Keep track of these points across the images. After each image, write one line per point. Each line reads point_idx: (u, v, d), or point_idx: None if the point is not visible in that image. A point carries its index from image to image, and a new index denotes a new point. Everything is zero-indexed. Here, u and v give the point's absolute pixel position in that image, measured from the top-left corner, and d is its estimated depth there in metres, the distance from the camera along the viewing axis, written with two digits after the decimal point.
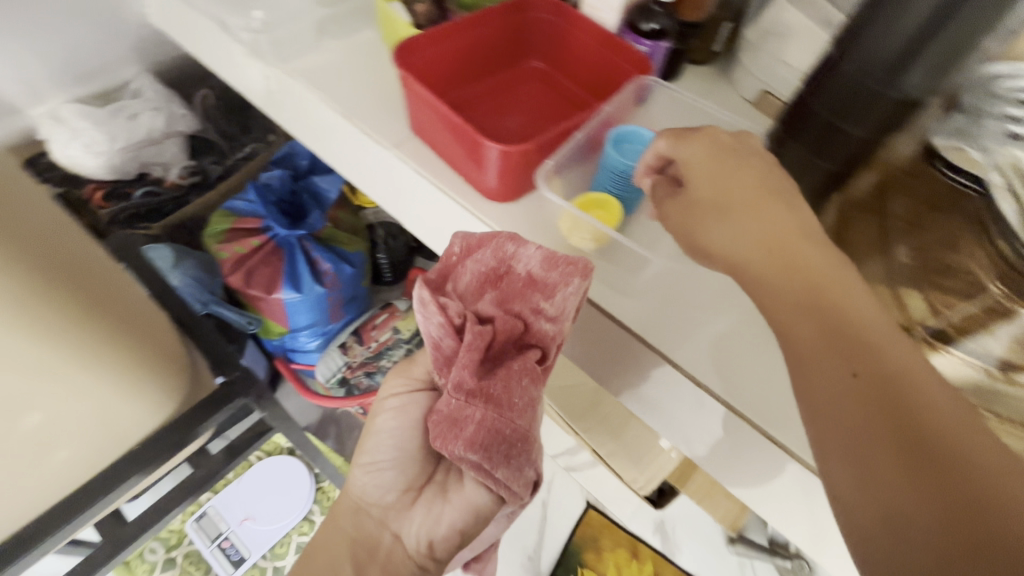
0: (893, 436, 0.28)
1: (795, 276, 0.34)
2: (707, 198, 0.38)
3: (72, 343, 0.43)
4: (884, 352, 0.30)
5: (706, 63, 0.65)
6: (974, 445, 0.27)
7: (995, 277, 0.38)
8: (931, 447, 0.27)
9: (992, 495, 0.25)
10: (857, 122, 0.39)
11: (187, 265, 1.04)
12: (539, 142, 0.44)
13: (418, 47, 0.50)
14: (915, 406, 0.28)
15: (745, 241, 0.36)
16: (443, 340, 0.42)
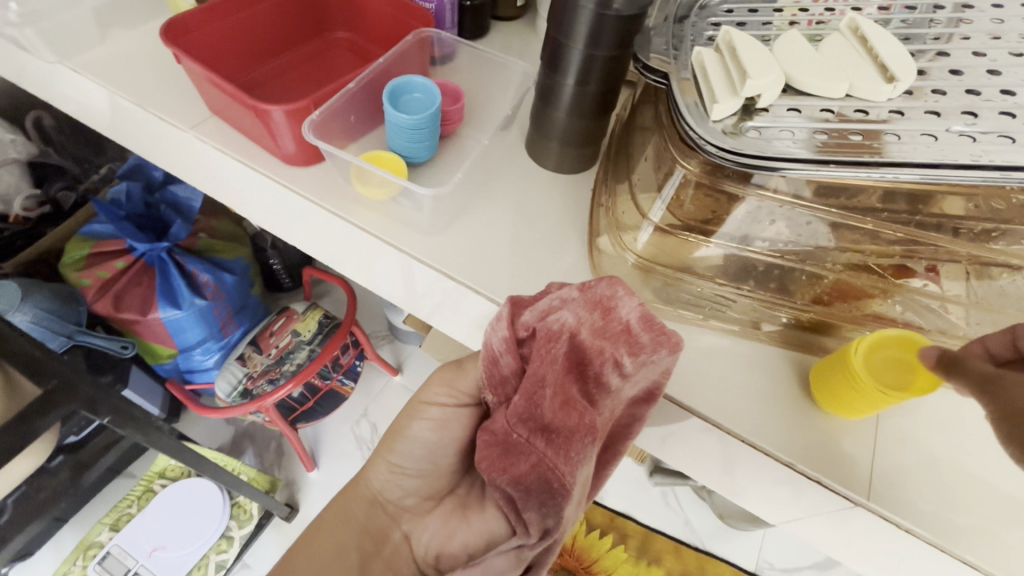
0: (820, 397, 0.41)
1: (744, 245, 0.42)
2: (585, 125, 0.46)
3: None
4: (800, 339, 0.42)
5: (515, 19, 0.68)
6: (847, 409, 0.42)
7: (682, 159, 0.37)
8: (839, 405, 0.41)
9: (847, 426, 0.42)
10: (597, 46, 0.43)
11: (38, 300, 0.95)
12: (317, 98, 0.45)
13: (193, 25, 0.50)
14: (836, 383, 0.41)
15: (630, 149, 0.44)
16: (503, 356, 0.39)
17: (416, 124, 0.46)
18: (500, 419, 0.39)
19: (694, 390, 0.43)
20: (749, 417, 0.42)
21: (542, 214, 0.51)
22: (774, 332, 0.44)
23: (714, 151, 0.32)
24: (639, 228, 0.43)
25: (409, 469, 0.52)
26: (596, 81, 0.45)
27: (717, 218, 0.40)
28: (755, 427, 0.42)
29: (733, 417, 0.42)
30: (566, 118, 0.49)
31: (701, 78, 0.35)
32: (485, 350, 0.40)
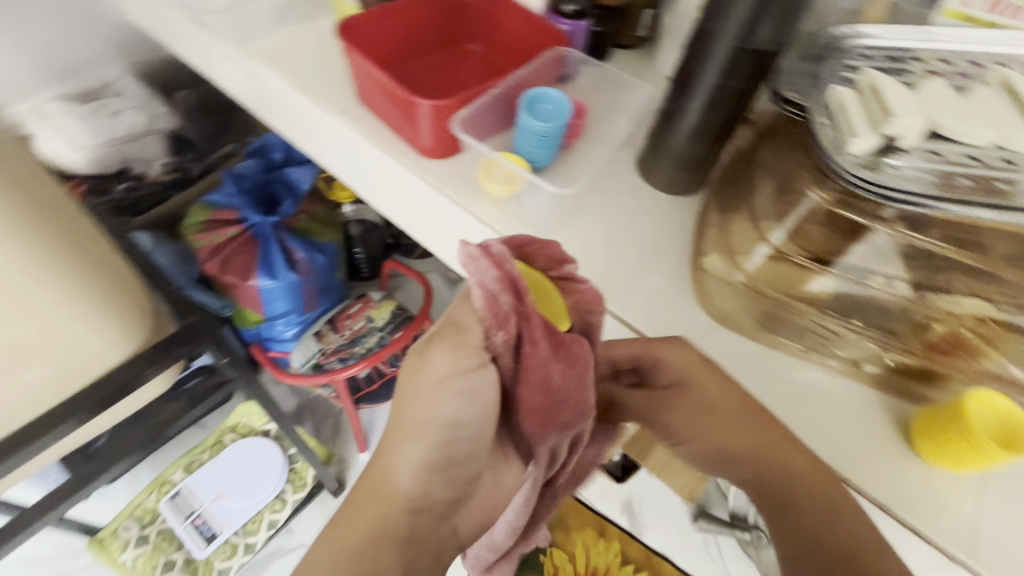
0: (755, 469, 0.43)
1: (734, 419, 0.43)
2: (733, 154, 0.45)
3: (55, 272, 0.44)
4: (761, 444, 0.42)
5: (634, 48, 0.72)
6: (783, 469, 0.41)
7: (813, 184, 0.39)
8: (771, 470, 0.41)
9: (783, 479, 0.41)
10: (732, 76, 0.45)
11: (164, 251, 1.11)
12: (462, 98, 0.50)
13: (360, 26, 0.56)
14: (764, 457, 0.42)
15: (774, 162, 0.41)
16: (500, 295, 0.36)
17: (545, 132, 0.50)
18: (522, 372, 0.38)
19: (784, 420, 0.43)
20: (844, 454, 0.42)
21: (647, 232, 0.53)
22: (875, 374, 0.44)
23: (853, 181, 0.34)
24: (756, 252, 0.44)
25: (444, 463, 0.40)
26: (723, 109, 0.48)
27: (838, 248, 0.41)
28: (855, 468, 0.41)
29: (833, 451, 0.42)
30: (685, 142, 0.51)
31: (841, 118, 0.36)
32: (481, 295, 0.36)
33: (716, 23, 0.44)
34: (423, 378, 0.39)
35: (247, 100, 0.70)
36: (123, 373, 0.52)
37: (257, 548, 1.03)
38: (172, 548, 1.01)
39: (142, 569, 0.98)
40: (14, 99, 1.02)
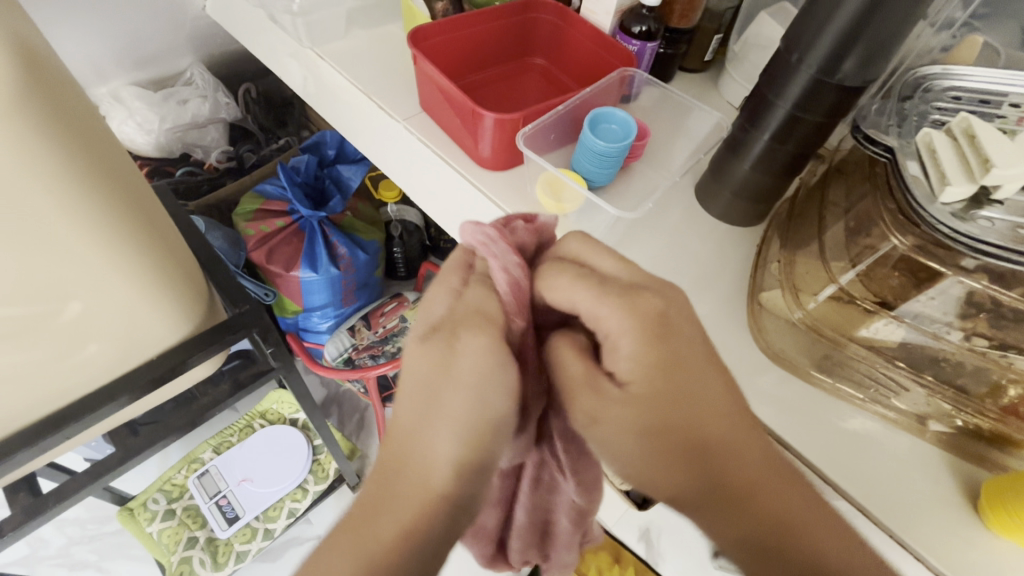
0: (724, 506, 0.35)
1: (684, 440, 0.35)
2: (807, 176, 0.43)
3: (129, 254, 0.45)
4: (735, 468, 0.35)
5: (698, 72, 0.71)
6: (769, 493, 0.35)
7: (897, 231, 0.38)
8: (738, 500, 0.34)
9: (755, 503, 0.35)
10: (809, 110, 0.44)
11: (216, 236, 1.12)
12: (527, 113, 0.50)
13: (431, 35, 0.58)
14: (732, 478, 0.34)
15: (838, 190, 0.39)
16: (520, 277, 0.39)
17: (607, 151, 0.49)
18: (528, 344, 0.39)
19: (840, 470, 0.41)
20: (905, 512, 0.39)
21: (704, 259, 0.51)
22: (942, 433, 0.41)
23: (944, 231, 0.32)
24: (822, 293, 0.43)
25: (481, 456, 0.36)
26: (796, 142, 0.46)
27: (906, 296, 0.39)
28: (920, 534, 0.39)
29: (891, 509, 0.39)
30: (751, 172, 0.50)
31: (931, 168, 0.35)
32: (504, 276, 0.38)
33: (796, 55, 0.43)
34: (453, 368, 0.36)
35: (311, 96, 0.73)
36: (175, 355, 0.53)
37: (275, 535, 1.04)
38: (194, 527, 1.03)
39: (166, 543, 1.00)
40: (94, 82, 1.07)
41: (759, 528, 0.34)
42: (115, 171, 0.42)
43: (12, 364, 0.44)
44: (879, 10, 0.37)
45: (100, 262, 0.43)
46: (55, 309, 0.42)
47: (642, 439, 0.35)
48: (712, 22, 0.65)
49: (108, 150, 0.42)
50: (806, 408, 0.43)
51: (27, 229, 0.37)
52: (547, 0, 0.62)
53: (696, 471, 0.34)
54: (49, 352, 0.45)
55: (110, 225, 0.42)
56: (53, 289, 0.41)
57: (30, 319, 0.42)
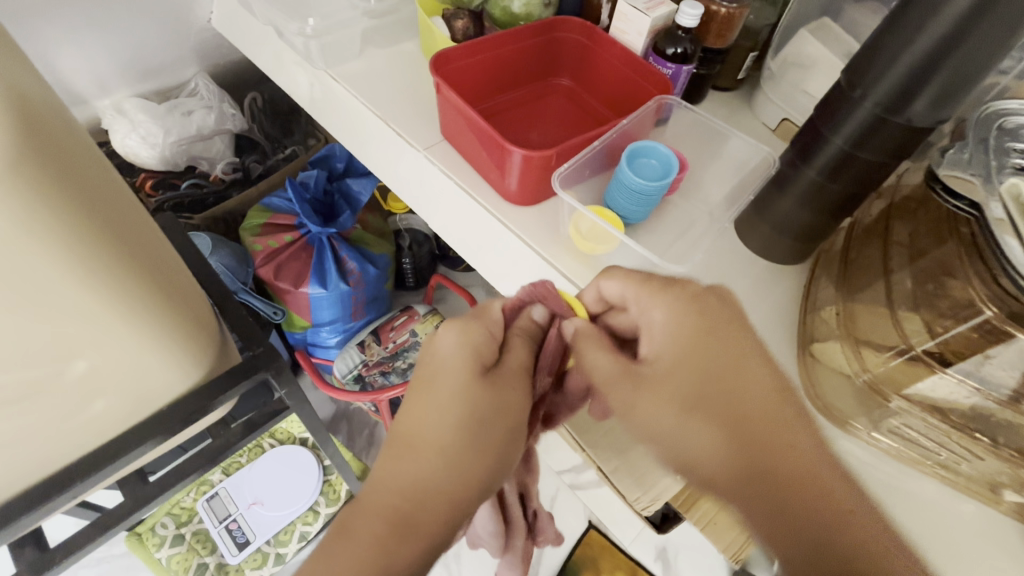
0: (751, 475, 0.37)
1: (729, 419, 0.39)
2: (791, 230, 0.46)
3: (137, 308, 0.42)
4: (773, 448, 0.37)
5: (730, 90, 0.67)
6: (787, 465, 0.36)
7: (989, 298, 0.35)
8: (767, 473, 0.36)
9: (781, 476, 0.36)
10: (866, 149, 0.40)
11: (223, 253, 1.09)
12: (561, 149, 0.47)
13: (454, 58, 0.54)
14: (766, 458, 0.37)
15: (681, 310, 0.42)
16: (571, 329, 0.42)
17: (646, 189, 0.46)
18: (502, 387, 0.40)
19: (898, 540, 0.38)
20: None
21: (746, 301, 0.48)
22: (1017, 504, 0.38)
23: None
24: (891, 349, 0.40)
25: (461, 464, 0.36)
26: (851, 181, 0.43)
27: (966, 353, 0.37)
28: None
29: None
30: (799, 210, 0.46)
31: (1022, 215, 0.32)
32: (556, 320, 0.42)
33: (858, 90, 0.39)
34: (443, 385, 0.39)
35: (317, 106, 0.69)
36: (188, 404, 0.50)
37: (286, 560, 1.02)
38: (204, 552, 1.01)
39: (176, 569, 0.98)
40: (96, 95, 1.04)
41: (793, 517, 0.35)
42: (119, 222, 0.39)
43: (16, 427, 0.41)
44: (958, 47, 0.33)
45: (104, 316, 0.40)
46: (60, 368, 0.40)
47: (687, 400, 0.40)
48: (747, 40, 0.61)
49: (107, 197, 0.38)
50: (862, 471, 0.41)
51: (29, 293, 0.34)
52: (574, 18, 0.58)
53: (729, 442, 0.38)
54: (56, 410, 0.42)
55: (115, 280, 0.39)
56: (56, 349, 0.38)
57: (36, 382, 0.39)
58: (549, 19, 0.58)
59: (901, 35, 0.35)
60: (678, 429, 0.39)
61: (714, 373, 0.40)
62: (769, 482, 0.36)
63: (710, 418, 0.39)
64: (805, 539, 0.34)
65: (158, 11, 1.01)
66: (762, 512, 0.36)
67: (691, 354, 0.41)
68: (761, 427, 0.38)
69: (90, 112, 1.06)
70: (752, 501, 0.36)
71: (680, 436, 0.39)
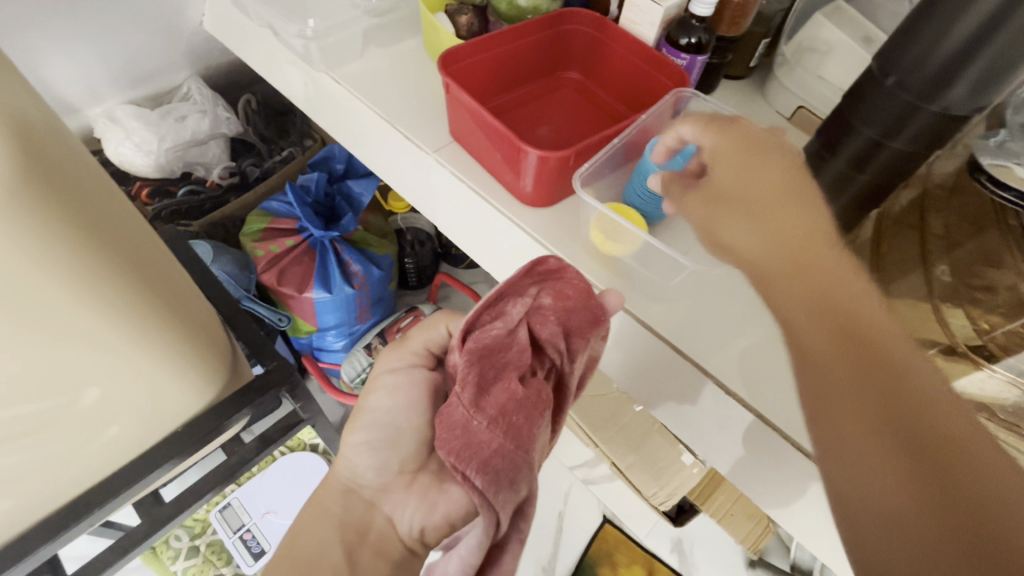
0: (894, 425, 0.28)
1: (835, 320, 0.32)
2: (726, 188, 0.39)
3: (145, 331, 0.40)
4: (899, 367, 0.30)
5: (742, 78, 0.66)
6: (942, 415, 0.28)
7: None
8: (920, 420, 0.28)
9: (939, 436, 0.27)
10: (898, 140, 0.39)
11: (224, 261, 1.07)
12: (577, 149, 0.45)
13: (462, 56, 0.52)
14: (916, 400, 0.28)
15: (756, 234, 0.36)
16: (492, 331, 0.40)
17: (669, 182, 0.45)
18: (455, 411, 0.37)
19: None
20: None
21: None
22: None
23: None
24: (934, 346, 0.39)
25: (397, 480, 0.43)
26: (882, 173, 0.41)
27: (1010, 349, 0.37)
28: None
29: None
30: (825, 203, 0.45)
31: None
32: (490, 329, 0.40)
33: (891, 77, 0.38)
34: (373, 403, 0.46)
35: (313, 106, 0.67)
36: (203, 424, 0.49)
37: None
38: (219, 563, 1.01)
39: None
40: (88, 103, 1.02)
41: (930, 488, 0.26)
42: (123, 245, 0.37)
43: (29, 460, 0.39)
44: (1001, 31, 0.32)
45: (114, 343, 0.38)
46: (71, 398, 0.38)
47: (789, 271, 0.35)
48: (760, 26, 0.59)
49: (110, 220, 0.36)
50: None
51: (37, 325, 0.33)
52: (582, 10, 0.56)
53: (850, 360, 0.31)
54: (69, 439, 0.41)
55: (122, 304, 0.37)
56: (66, 379, 0.37)
57: (47, 413, 0.38)
58: (557, 12, 0.56)
59: (938, 21, 0.34)
60: (738, 230, 0.37)
61: (799, 243, 0.35)
62: (902, 425, 0.28)
63: (857, 338, 0.31)
64: (902, 482, 0.27)
65: (148, 15, 0.98)
66: (847, 399, 0.30)
67: (773, 211, 0.37)
68: (789, 235, 0.35)
69: (82, 121, 1.03)
70: (900, 450, 0.27)
71: (723, 234, 0.38)
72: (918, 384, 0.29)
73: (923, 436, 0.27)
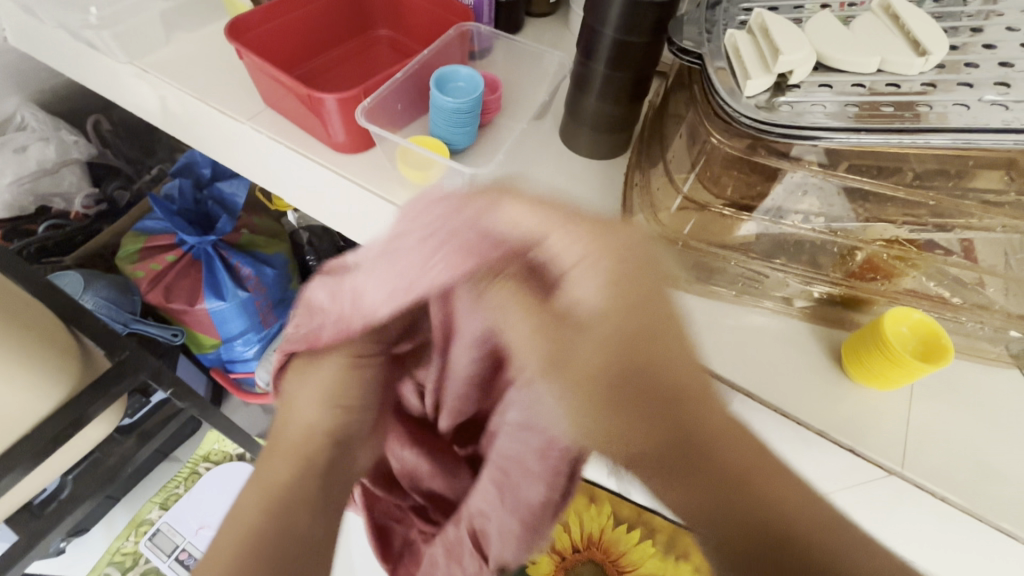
0: (684, 458, 0.36)
1: (665, 416, 0.35)
2: (587, 326, 0.33)
3: None
4: (710, 448, 0.36)
5: (549, 14, 0.67)
6: (724, 446, 0.36)
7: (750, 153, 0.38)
8: (699, 461, 0.36)
9: (728, 475, 0.36)
10: (636, 33, 0.43)
11: (99, 288, 1.03)
12: (367, 87, 0.49)
13: (252, 25, 0.54)
14: (696, 441, 0.36)
15: (599, 330, 0.33)
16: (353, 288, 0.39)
17: (459, 108, 0.49)
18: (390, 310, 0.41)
19: (734, 370, 0.42)
20: (786, 390, 0.42)
21: (587, 197, 0.51)
22: (806, 308, 0.45)
23: (747, 124, 0.34)
24: (673, 205, 0.45)
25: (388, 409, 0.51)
26: (634, 66, 0.46)
27: (754, 193, 0.41)
28: (789, 398, 0.42)
29: (792, 403, 0.41)
30: (603, 104, 0.49)
31: (735, 61, 0.36)
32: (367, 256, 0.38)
33: None
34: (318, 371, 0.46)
35: (165, 114, 0.63)
36: (56, 422, 0.52)
37: None
38: None
39: None
40: None
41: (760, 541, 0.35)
42: None
43: None
44: None
45: None
46: None
47: (611, 374, 0.34)
48: None
49: None
50: (691, 316, 0.45)
51: None
52: None
53: (654, 427, 0.35)
54: None
55: None
56: None
57: None
58: None
59: None
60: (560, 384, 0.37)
61: (675, 388, 0.34)
62: (715, 474, 0.36)
63: (633, 395, 0.34)
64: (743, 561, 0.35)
65: None
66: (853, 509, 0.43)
67: (618, 283, 0.32)
68: (631, 419, 0.35)
69: None
70: (715, 517, 0.36)
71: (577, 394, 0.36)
72: (764, 483, 0.36)
73: (727, 486, 0.36)
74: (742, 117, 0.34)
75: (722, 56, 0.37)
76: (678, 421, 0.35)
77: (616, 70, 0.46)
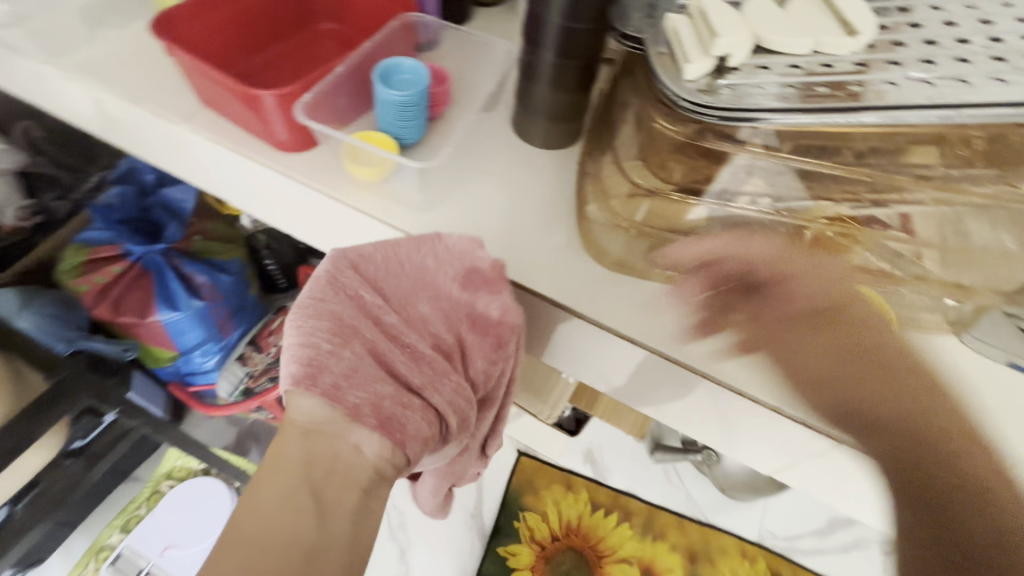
0: (912, 419, 0.40)
1: (889, 384, 0.41)
2: (805, 302, 0.42)
3: None
4: (949, 415, 0.40)
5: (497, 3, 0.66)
6: (945, 409, 0.40)
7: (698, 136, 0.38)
8: (933, 424, 0.40)
9: (944, 447, 0.39)
10: (579, 20, 0.42)
11: (39, 305, 0.97)
12: (307, 82, 0.47)
13: (182, 19, 0.51)
14: (933, 416, 0.40)
15: (813, 297, 0.41)
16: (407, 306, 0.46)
17: (406, 101, 0.47)
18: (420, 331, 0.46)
19: None
20: None
21: (541, 188, 0.51)
22: None
23: (687, 107, 0.35)
24: (624, 192, 0.45)
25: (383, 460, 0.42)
26: (580, 53, 0.45)
27: (700, 178, 0.42)
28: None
29: None
30: (553, 94, 0.48)
31: (675, 46, 0.36)
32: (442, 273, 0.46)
33: None
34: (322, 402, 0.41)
35: (95, 117, 0.59)
36: None
37: None
38: None
39: None
40: None
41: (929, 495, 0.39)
42: None
43: None
44: None
45: None
46: None
47: (847, 346, 0.41)
48: None
49: None
50: (643, 300, 0.46)
51: None
52: None
53: (876, 384, 0.41)
54: None
55: None
56: None
57: None
58: None
59: None
60: (808, 339, 0.42)
61: (895, 372, 0.41)
62: (945, 437, 0.39)
63: (852, 352, 0.41)
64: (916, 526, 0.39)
65: None
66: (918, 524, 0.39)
67: (811, 278, 0.41)
68: (895, 370, 0.41)
69: None
70: (907, 493, 0.41)
71: (787, 345, 0.43)
72: (952, 424, 0.39)
73: (928, 471, 0.39)
74: (683, 102, 0.35)
75: (663, 40, 0.37)
76: (890, 373, 0.41)
77: (562, 58, 0.45)
